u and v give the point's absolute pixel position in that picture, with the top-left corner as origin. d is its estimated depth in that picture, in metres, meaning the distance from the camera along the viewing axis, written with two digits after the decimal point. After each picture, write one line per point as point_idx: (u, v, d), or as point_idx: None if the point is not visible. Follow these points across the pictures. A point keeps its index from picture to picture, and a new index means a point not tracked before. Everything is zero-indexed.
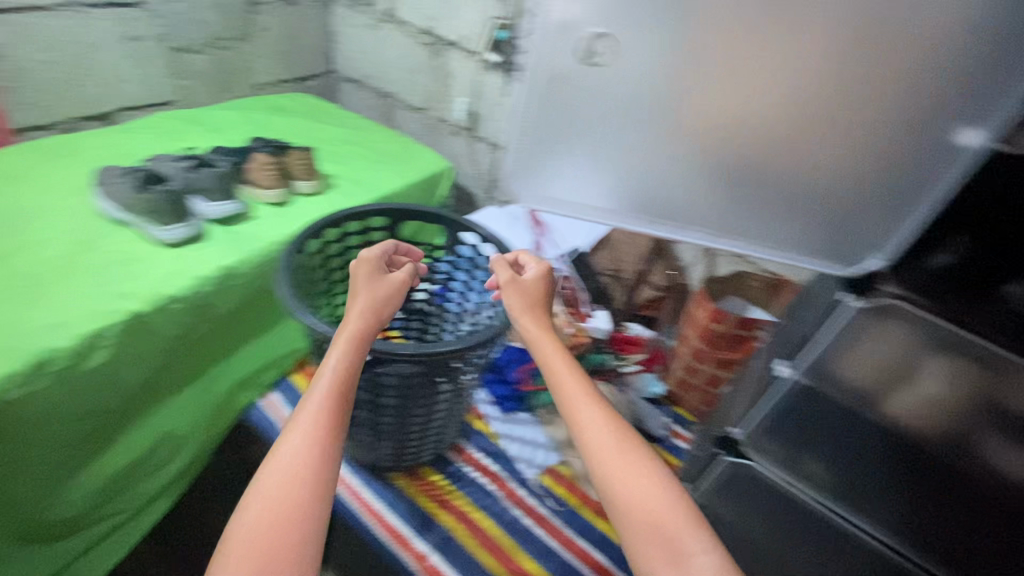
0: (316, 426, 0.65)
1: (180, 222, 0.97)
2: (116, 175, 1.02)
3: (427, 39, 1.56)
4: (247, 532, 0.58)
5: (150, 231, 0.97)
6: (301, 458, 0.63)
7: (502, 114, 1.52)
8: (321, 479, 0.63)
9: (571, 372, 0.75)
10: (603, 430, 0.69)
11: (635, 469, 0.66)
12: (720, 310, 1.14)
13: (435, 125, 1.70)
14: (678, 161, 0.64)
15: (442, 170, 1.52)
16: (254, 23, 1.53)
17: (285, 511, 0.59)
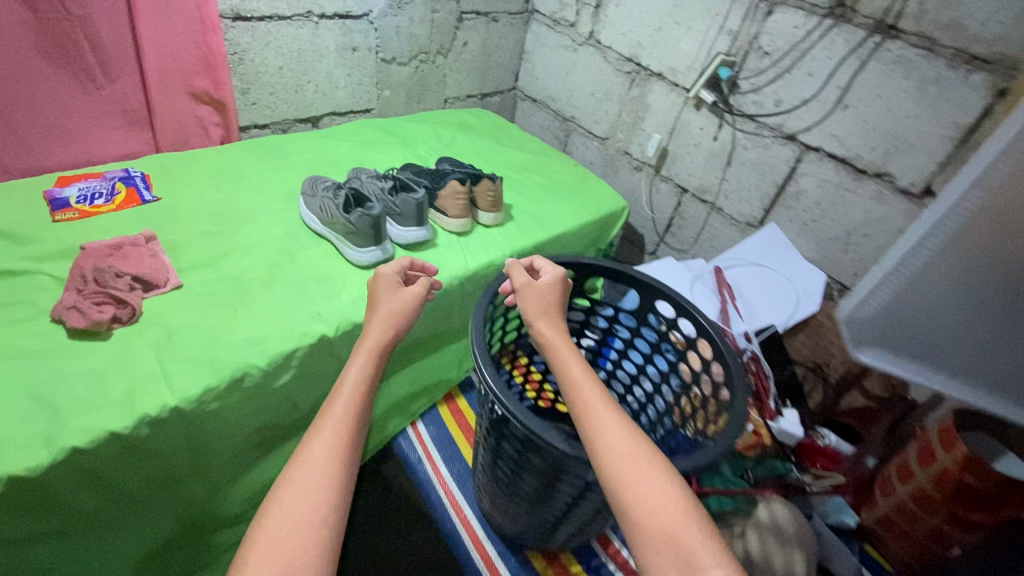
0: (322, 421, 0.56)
1: (375, 248, 0.96)
2: (325, 189, 1.03)
3: (628, 67, 1.44)
4: (254, 540, 0.47)
5: (347, 251, 0.97)
6: (311, 452, 0.53)
7: (699, 157, 1.36)
8: (337, 497, 0.52)
9: (584, 370, 0.64)
10: (619, 430, 0.57)
11: (647, 476, 0.54)
12: (977, 459, 0.86)
13: (615, 157, 1.58)
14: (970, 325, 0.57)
15: (619, 210, 1.40)
16: (457, 38, 1.53)
17: (284, 505, 0.49)
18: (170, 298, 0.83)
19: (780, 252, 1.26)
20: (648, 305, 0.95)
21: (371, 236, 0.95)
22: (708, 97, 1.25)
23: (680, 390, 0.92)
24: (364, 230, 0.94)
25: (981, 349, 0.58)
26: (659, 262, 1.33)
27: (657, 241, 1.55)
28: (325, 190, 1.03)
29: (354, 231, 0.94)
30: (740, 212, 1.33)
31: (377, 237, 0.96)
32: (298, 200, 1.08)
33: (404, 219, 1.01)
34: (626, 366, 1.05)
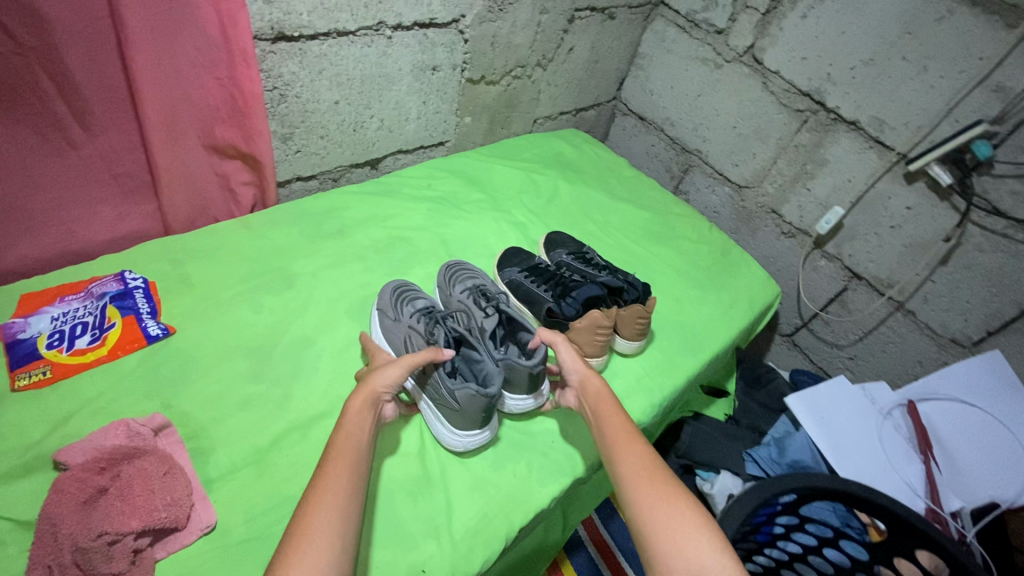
0: (336, 449, 0.54)
1: (479, 433, 0.65)
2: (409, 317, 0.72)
3: (801, 105, 1.05)
4: (289, 546, 0.46)
5: (440, 427, 0.66)
6: (339, 447, 0.54)
7: (894, 243, 1.00)
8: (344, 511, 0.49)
9: (616, 410, 0.64)
10: (641, 462, 0.57)
11: (667, 499, 0.53)
12: None
13: (754, 213, 1.22)
14: None
15: (770, 302, 1.06)
16: (563, 44, 1.13)
17: (315, 504, 0.48)
18: (198, 552, 0.53)
19: (1006, 392, 0.93)
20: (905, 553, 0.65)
21: (478, 420, 0.63)
22: (942, 177, 0.89)
23: None
24: (473, 413, 0.62)
25: None
26: (825, 387, 1.00)
27: (798, 325, 1.22)
28: (411, 318, 0.73)
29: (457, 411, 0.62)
30: (944, 324, 0.99)
31: (487, 419, 0.64)
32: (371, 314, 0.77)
33: (513, 385, 0.69)
34: None
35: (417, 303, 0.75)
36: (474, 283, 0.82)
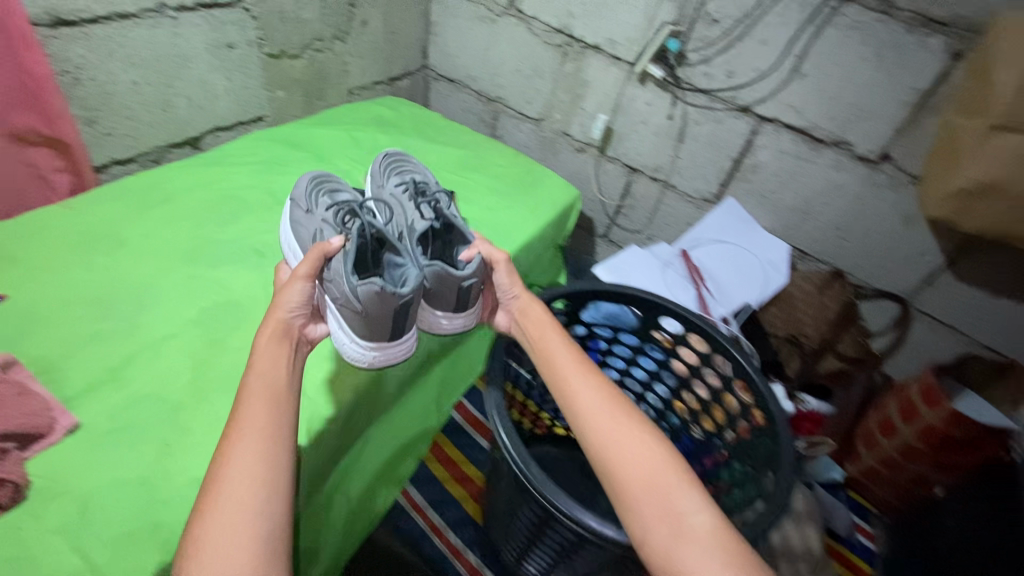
0: (251, 394, 0.56)
1: (389, 340, 0.71)
2: (327, 210, 0.83)
3: (559, 40, 1.30)
4: (219, 478, 0.49)
5: (348, 335, 0.71)
6: (257, 392, 0.56)
7: (647, 135, 1.28)
8: (275, 446, 0.52)
9: (566, 350, 0.72)
10: (594, 398, 0.65)
11: (629, 431, 0.62)
12: (959, 413, 0.95)
13: (553, 139, 1.45)
14: None
15: (572, 203, 1.29)
16: (354, 17, 1.28)
17: (239, 443, 0.51)
18: (66, 447, 0.61)
19: (740, 226, 1.23)
20: (650, 324, 0.89)
21: (387, 323, 0.69)
22: (656, 72, 1.16)
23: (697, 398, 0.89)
24: (375, 313, 0.67)
25: None
26: (623, 252, 1.26)
27: (608, 224, 1.48)
28: (331, 212, 0.83)
29: (364, 311, 0.66)
30: (695, 188, 1.28)
31: (396, 324, 0.70)
32: (289, 215, 0.87)
33: (440, 293, 0.77)
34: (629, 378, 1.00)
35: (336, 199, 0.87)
36: (409, 181, 0.98)
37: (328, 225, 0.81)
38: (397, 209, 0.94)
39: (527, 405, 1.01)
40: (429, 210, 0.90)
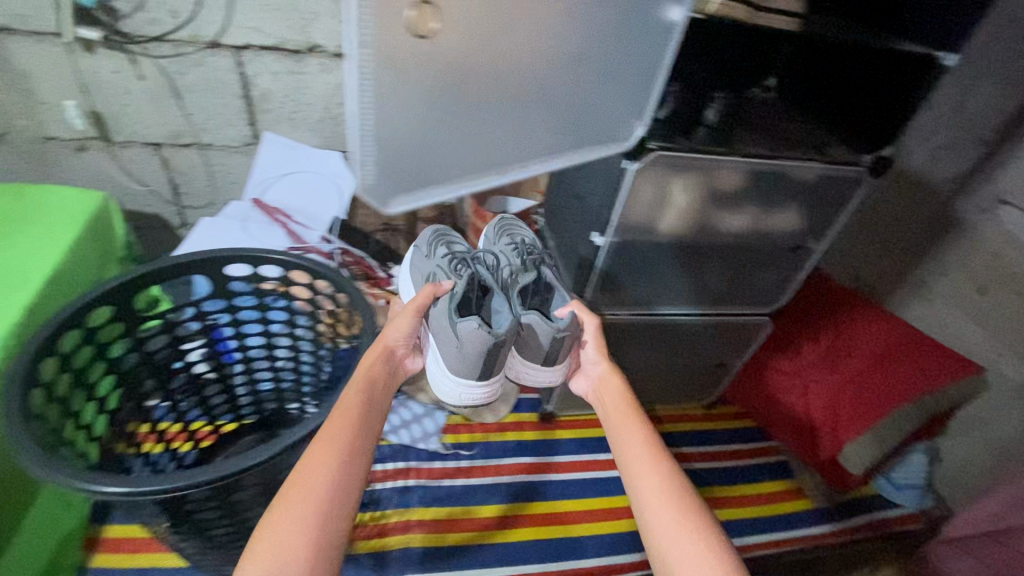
0: (332, 417, 0.66)
1: (477, 375, 0.87)
2: (443, 257, 0.96)
3: None
4: (287, 492, 0.57)
5: (445, 372, 0.89)
6: (332, 427, 0.64)
7: (139, 102, 1.15)
8: (342, 484, 0.60)
9: (639, 416, 0.77)
10: (654, 475, 0.68)
11: (685, 510, 0.64)
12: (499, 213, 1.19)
13: (38, 149, 1.18)
14: (469, 95, 0.51)
15: (103, 206, 1.06)
16: None
17: (307, 464, 0.60)
18: None
19: (290, 152, 1.24)
20: (224, 280, 0.88)
21: (477, 357, 0.85)
22: (91, 34, 1.03)
23: (309, 318, 0.91)
24: (469, 347, 0.83)
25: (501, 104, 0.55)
26: (194, 225, 1.14)
27: (179, 209, 1.34)
28: (446, 258, 0.96)
29: (462, 343, 0.83)
30: (230, 137, 1.24)
31: (483, 363, 0.85)
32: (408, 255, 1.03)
33: (530, 343, 0.91)
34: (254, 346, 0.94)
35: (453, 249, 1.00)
36: (521, 241, 1.04)
37: (441, 272, 0.94)
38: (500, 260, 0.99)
39: (160, 429, 0.89)
40: (535, 267, 0.97)
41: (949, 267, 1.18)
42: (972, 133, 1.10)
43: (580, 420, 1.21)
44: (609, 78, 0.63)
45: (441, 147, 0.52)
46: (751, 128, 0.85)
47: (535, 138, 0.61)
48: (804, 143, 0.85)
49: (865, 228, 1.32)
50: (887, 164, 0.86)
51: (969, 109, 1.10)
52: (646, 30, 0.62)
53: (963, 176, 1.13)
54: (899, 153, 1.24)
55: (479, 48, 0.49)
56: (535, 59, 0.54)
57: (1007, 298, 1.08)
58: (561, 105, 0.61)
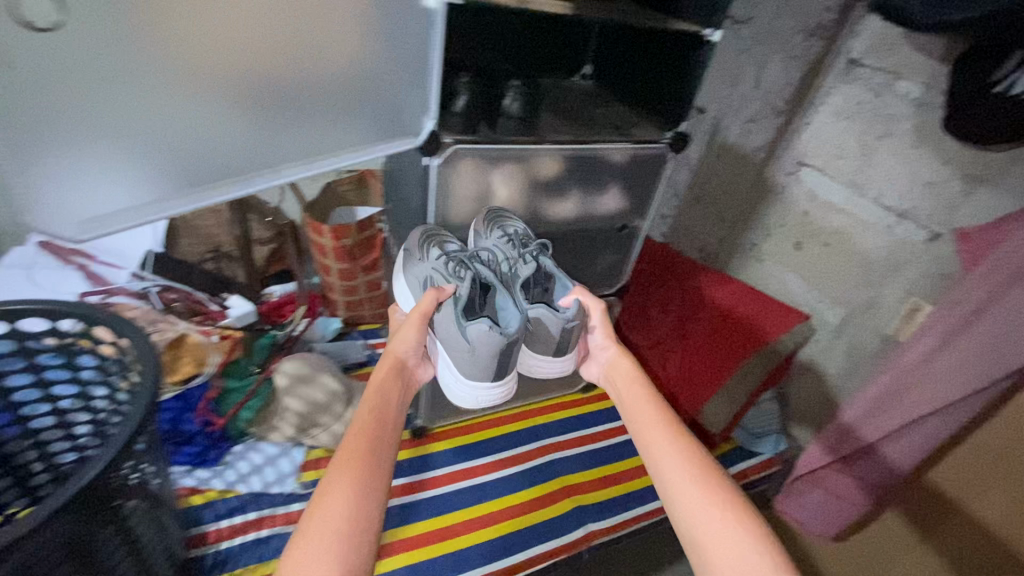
0: (348, 444, 0.63)
1: (490, 379, 0.78)
2: (439, 258, 0.81)
3: None
4: (306, 528, 0.55)
5: (457, 377, 0.79)
6: (350, 453, 0.62)
7: None
8: (366, 515, 0.57)
9: (654, 398, 0.76)
10: (675, 460, 0.66)
11: (711, 491, 0.62)
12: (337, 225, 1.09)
13: None
14: (219, 106, 0.60)
15: None
16: None
17: (326, 495, 0.57)
18: None
19: None
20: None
21: (490, 360, 0.75)
22: None
23: (105, 378, 0.77)
24: (481, 349, 0.74)
25: (265, 110, 0.64)
26: None
27: None
28: (442, 259, 0.81)
29: (473, 349, 0.74)
30: None
31: (498, 363, 0.77)
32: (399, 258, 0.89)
33: (542, 336, 0.82)
34: (38, 419, 0.76)
35: (447, 248, 0.84)
36: (513, 233, 0.87)
37: (437, 272, 0.81)
38: (496, 253, 0.84)
39: None
40: (533, 258, 0.85)
41: (775, 226, 1.29)
42: (772, 103, 1.19)
43: (457, 428, 1.17)
44: (381, 76, 0.70)
45: (210, 155, 0.63)
46: (556, 114, 0.89)
47: (311, 138, 0.70)
48: (607, 127, 0.90)
49: (702, 200, 1.40)
50: (684, 143, 0.91)
51: (765, 82, 1.19)
52: (404, 25, 0.67)
53: (772, 143, 1.23)
54: (718, 126, 1.32)
55: (212, 75, 0.57)
56: (279, 77, 0.62)
57: (817, 250, 1.21)
58: (330, 109, 0.69)
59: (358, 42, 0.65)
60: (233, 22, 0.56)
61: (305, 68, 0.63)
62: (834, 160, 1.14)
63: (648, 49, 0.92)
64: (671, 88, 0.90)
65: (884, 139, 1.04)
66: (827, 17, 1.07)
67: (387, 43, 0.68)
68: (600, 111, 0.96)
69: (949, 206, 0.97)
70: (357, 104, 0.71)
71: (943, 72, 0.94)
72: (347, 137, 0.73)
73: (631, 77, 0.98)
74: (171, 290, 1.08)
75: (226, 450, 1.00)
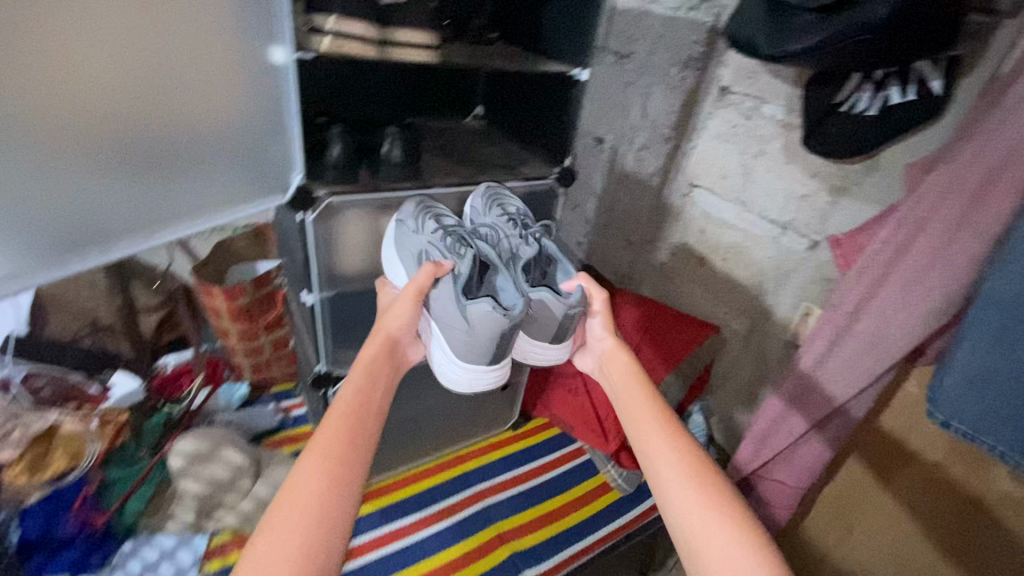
0: (329, 423, 0.63)
1: (486, 362, 0.76)
2: (434, 231, 0.79)
3: None
4: (278, 506, 0.55)
5: (450, 358, 0.76)
6: (329, 433, 0.61)
7: None
8: (338, 498, 0.57)
9: (651, 392, 0.77)
10: (670, 458, 0.68)
11: (702, 486, 0.65)
12: (229, 287, 1.02)
13: None
14: (89, 173, 0.67)
15: None
16: None
17: (303, 474, 0.57)
18: None
19: None
20: None
21: (491, 341, 0.74)
22: None
23: None
24: (483, 329, 0.72)
25: (135, 173, 0.71)
26: None
27: None
28: (439, 233, 0.79)
29: (472, 328, 0.72)
30: None
31: (496, 347, 0.75)
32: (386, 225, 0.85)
33: (541, 321, 0.80)
34: None
35: (443, 220, 0.82)
36: (514, 212, 0.88)
37: (435, 248, 0.78)
38: (500, 230, 0.84)
39: None
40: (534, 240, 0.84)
41: (678, 244, 1.35)
42: (659, 130, 1.26)
43: (395, 481, 1.12)
44: (242, 140, 0.78)
45: (87, 219, 0.69)
46: (441, 155, 0.93)
47: (181, 200, 0.77)
48: (494, 166, 0.94)
49: (609, 224, 1.45)
50: (570, 177, 0.96)
51: (651, 111, 1.26)
52: (258, 84, 0.75)
53: (664, 168, 1.30)
54: (615, 154, 1.38)
55: (79, 145, 0.65)
56: (139, 150, 0.69)
57: (718, 264, 1.27)
58: (195, 173, 0.76)
59: (212, 112, 0.73)
60: (93, 98, 0.63)
61: (164, 141, 0.71)
62: (720, 180, 1.21)
63: (529, 89, 1.02)
64: (552, 122, 0.98)
65: (759, 158, 1.12)
66: (695, 50, 1.15)
67: (242, 109, 0.76)
68: (489, 147, 1.02)
69: (821, 216, 1.04)
70: (221, 165, 0.78)
71: (798, 95, 1.02)
72: (219, 196, 0.81)
73: (518, 115, 1.06)
74: (39, 375, 0.96)
75: (111, 551, 0.89)
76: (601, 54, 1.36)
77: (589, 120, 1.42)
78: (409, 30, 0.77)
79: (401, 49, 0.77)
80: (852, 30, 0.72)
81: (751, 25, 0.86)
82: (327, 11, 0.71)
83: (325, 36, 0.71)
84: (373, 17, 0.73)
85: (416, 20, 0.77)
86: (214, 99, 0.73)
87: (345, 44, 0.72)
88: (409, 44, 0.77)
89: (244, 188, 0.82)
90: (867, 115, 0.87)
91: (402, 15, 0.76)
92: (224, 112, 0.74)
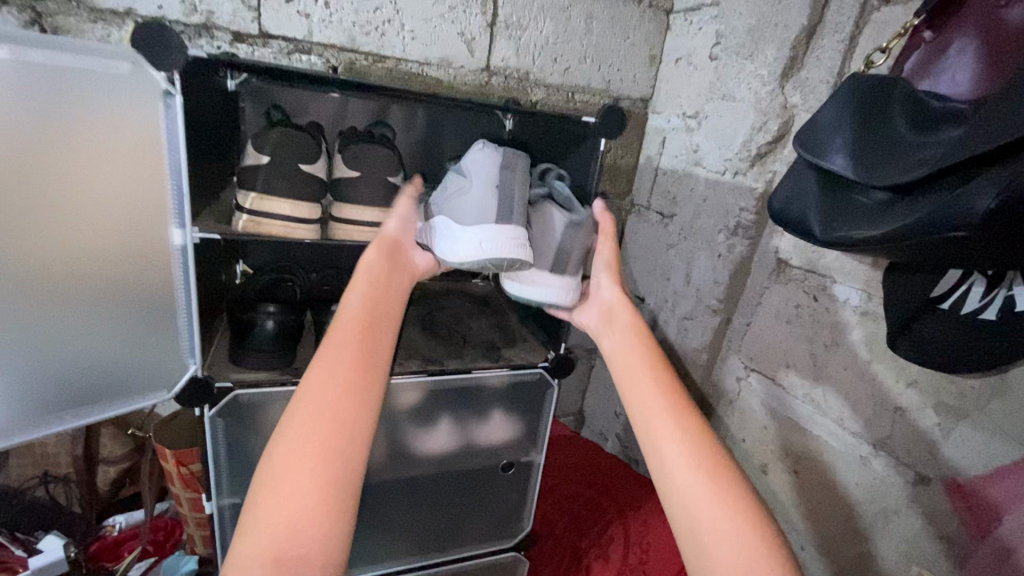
0: (337, 335, 0.56)
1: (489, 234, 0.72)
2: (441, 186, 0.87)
3: None
4: (288, 427, 0.50)
5: (455, 239, 0.72)
6: (339, 349, 0.55)
7: None
8: (357, 418, 0.52)
9: (655, 357, 0.64)
10: (679, 451, 0.56)
11: (720, 488, 0.53)
12: (185, 450, 0.92)
13: None
14: None
15: None
16: None
17: (310, 390, 0.52)
18: None
19: None
20: None
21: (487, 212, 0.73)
22: None
23: None
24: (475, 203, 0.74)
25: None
26: None
27: None
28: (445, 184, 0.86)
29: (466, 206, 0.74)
30: None
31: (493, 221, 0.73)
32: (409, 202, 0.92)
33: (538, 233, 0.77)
34: None
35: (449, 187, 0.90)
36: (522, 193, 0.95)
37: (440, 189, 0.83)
38: None
39: None
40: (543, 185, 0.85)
41: (732, 439, 1.07)
42: (704, 301, 1.08)
43: None
44: (113, 326, 0.64)
45: None
46: (419, 328, 0.89)
47: (17, 398, 0.60)
48: (476, 346, 0.86)
49: None
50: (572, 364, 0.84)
51: (696, 277, 1.09)
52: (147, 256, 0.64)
53: (713, 346, 1.09)
54: (657, 323, 1.21)
55: None
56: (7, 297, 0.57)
57: (786, 478, 0.97)
58: (31, 363, 0.60)
59: (76, 287, 0.60)
60: None
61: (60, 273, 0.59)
62: (782, 369, 0.97)
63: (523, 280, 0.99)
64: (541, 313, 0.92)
65: (832, 350, 0.87)
66: (745, 217, 0.99)
67: (119, 290, 0.63)
68: (478, 322, 0.95)
69: (928, 443, 0.75)
70: (78, 354, 0.62)
71: (878, 280, 0.80)
72: (76, 381, 0.63)
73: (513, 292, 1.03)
74: None
75: None
76: (640, 212, 1.27)
77: (632, 280, 1.29)
78: (355, 206, 0.76)
79: (343, 228, 0.77)
80: (933, 220, 0.52)
81: (798, 199, 0.69)
82: (251, 185, 0.70)
83: (242, 214, 0.69)
84: (317, 190, 0.73)
85: (364, 197, 0.76)
86: (94, 271, 0.61)
87: (267, 224, 0.70)
88: (354, 223, 0.76)
89: (115, 386, 0.66)
90: (983, 318, 0.62)
91: (352, 190, 0.76)
92: (95, 289, 0.61)
